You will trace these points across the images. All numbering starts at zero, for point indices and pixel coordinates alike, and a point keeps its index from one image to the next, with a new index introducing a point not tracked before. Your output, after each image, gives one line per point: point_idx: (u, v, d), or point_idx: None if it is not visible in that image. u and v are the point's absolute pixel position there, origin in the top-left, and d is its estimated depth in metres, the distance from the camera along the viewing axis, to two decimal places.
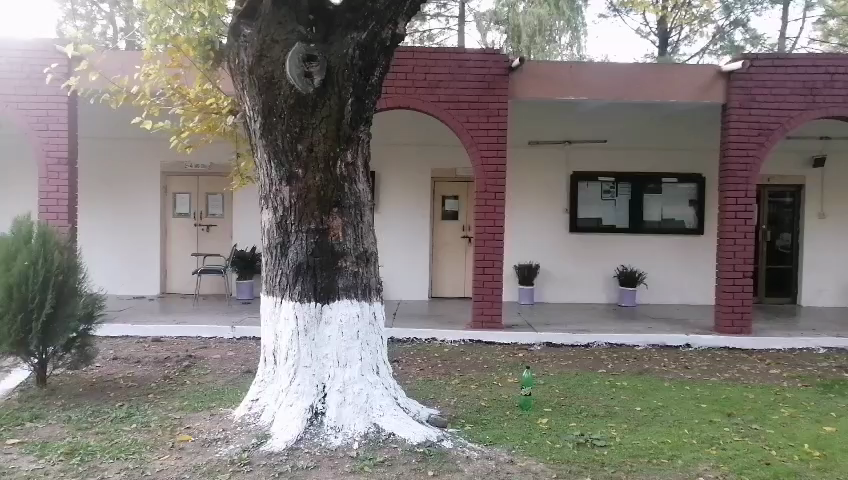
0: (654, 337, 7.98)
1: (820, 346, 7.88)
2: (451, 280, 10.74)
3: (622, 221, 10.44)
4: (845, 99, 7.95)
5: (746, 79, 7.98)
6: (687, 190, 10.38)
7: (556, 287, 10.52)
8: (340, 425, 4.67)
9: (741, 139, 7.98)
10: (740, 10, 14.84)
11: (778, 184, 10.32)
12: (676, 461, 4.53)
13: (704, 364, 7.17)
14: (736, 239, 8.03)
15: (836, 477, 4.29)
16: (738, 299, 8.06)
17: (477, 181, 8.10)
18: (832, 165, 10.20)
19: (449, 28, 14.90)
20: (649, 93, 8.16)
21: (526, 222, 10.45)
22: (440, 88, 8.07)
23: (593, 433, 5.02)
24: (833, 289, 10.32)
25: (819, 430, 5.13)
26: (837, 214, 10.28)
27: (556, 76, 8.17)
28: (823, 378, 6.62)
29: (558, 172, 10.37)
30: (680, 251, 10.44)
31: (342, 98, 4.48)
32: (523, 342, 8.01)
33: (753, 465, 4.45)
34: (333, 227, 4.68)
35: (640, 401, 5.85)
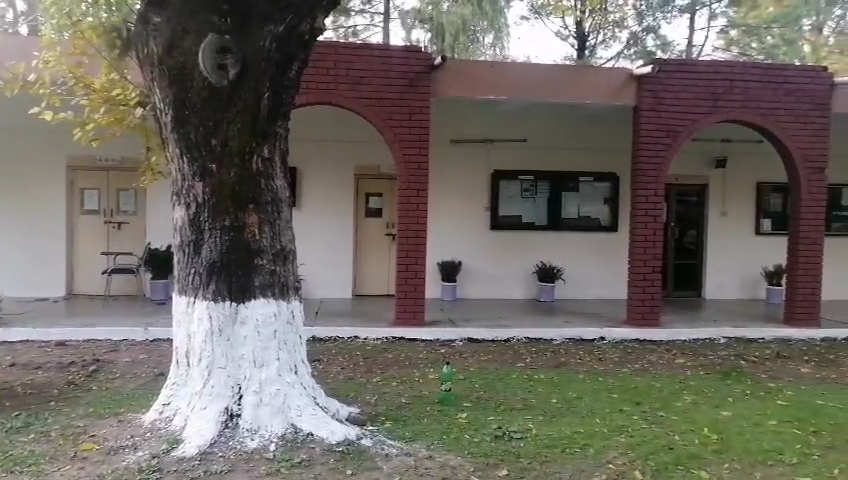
0: (570, 331, 8.25)
1: (721, 335, 8.39)
2: (375, 277, 10.71)
3: (541, 219, 10.72)
4: (744, 104, 8.47)
5: (655, 83, 8.36)
6: (602, 190, 10.78)
7: (478, 283, 10.69)
8: (257, 427, 4.57)
9: (651, 141, 8.36)
10: (652, 16, 15.66)
11: (685, 184, 10.89)
12: (587, 450, 4.70)
13: (616, 356, 7.48)
14: (646, 235, 8.41)
15: (731, 459, 4.57)
16: (648, 293, 8.45)
17: (400, 178, 8.10)
18: (732, 166, 10.87)
19: (373, 24, 14.82)
20: (566, 95, 8.39)
21: (449, 220, 10.56)
22: (362, 84, 8.02)
23: (510, 426, 5.13)
24: (733, 282, 11.00)
25: (717, 415, 5.46)
26: (737, 211, 10.95)
27: (477, 76, 8.28)
28: (723, 366, 7.05)
29: (481, 170, 10.53)
30: (595, 247, 10.84)
31: (258, 92, 4.37)
32: (445, 338, 8.09)
33: (658, 450, 4.69)
34: (248, 224, 4.56)
35: (555, 393, 6.03)
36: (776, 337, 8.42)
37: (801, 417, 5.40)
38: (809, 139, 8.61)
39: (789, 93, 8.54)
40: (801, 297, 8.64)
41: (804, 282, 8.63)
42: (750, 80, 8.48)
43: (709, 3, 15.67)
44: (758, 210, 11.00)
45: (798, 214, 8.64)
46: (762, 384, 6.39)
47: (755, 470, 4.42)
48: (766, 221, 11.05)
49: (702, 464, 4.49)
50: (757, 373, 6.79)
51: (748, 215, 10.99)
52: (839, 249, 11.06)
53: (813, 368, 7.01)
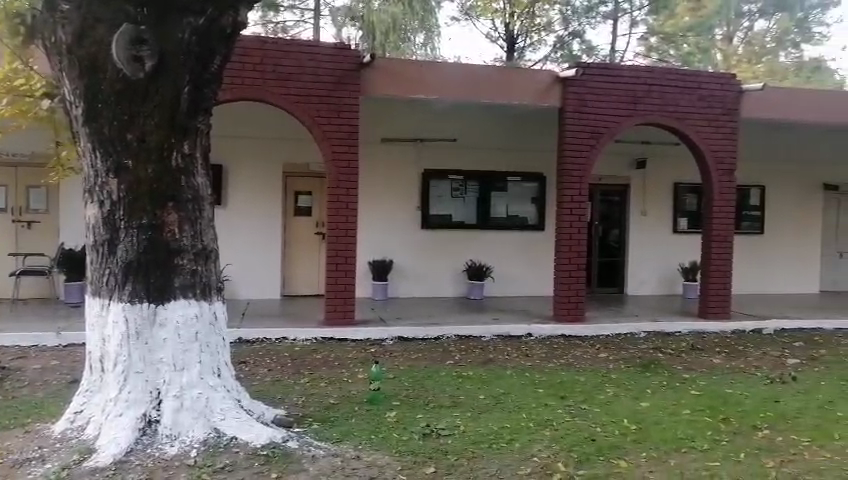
0: (499, 328, 8.39)
1: (641, 330, 8.74)
2: (304, 277, 10.55)
3: (471, 218, 10.86)
4: (661, 107, 8.86)
5: (579, 86, 8.61)
6: (530, 189, 11.02)
7: (409, 282, 10.71)
8: (177, 433, 4.41)
9: (575, 142, 8.61)
10: (577, 21, 16.25)
11: (608, 184, 11.29)
12: (513, 444, 4.79)
13: (542, 352, 7.66)
14: (571, 233, 8.65)
15: (649, 448, 4.77)
16: (573, 290, 8.69)
17: (329, 176, 8.02)
18: (651, 167, 11.35)
19: (303, 21, 14.58)
20: (494, 95, 8.51)
21: (379, 219, 10.54)
22: (290, 80, 7.87)
23: (438, 423, 5.17)
24: (653, 279, 11.47)
25: (636, 406, 5.68)
26: (656, 210, 11.44)
27: (406, 74, 8.28)
28: (642, 359, 7.34)
29: (411, 169, 10.56)
30: (523, 246, 11.07)
31: (177, 86, 4.22)
32: (375, 337, 8.06)
33: (581, 442, 4.83)
34: (168, 223, 4.39)
35: (483, 389, 6.12)
36: (691, 330, 8.85)
37: (712, 406, 5.69)
38: (720, 143, 9.09)
39: (701, 98, 9.00)
40: (713, 291, 9.11)
41: (716, 277, 9.10)
42: (667, 85, 8.87)
43: (630, 9, 16.23)
44: (675, 209, 11.53)
45: (711, 213, 9.10)
46: (677, 375, 6.70)
47: (670, 457, 4.62)
48: (682, 220, 11.59)
49: (622, 453, 4.66)
50: (673, 365, 7.11)
51: (666, 214, 11.49)
52: (748, 247, 11.75)
53: (724, 359, 7.40)
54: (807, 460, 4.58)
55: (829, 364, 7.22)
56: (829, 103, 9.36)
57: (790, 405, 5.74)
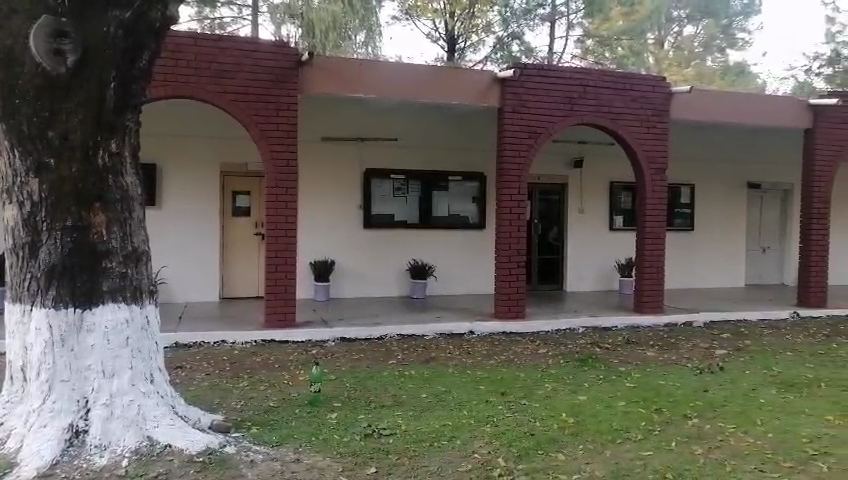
0: (441, 326, 8.44)
1: (579, 325, 8.96)
2: (243, 278, 10.33)
3: (413, 217, 10.87)
4: (596, 108, 9.10)
5: (517, 86, 8.74)
6: (471, 189, 11.12)
7: (351, 282, 10.64)
8: (107, 443, 4.23)
9: (514, 141, 8.74)
10: (516, 23, 16.46)
11: (547, 183, 11.52)
12: (454, 441, 4.82)
13: (484, 349, 7.75)
14: (511, 232, 8.78)
15: (585, 440, 4.88)
16: (513, 288, 8.82)
17: (268, 176, 7.87)
18: (587, 166, 11.63)
19: (241, 17, 14.27)
20: (434, 95, 8.55)
21: (320, 219, 10.43)
22: (225, 78, 7.68)
23: (380, 423, 5.15)
24: (590, 275, 11.78)
25: (574, 400, 5.81)
26: (593, 209, 11.74)
27: (346, 73, 8.21)
28: (580, 354, 7.52)
29: (352, 169, 10.49)
30: (465, 244, 11.17)
31: (103, 81, 4.05)
32: (316, 338, 7.96)
33: (520, 437, 4.91)
34: (95, 224, 4.21)
35: (426, 387, 6.14)
36: (627, 324, 9.13)
37: (646, 397, 5.88)
38: (652, 143, 9.41)
39: (634, 99, 9.29)
40: (647, 287, 9.42)
41: (650, 273, 9.41)
42: (601, 87, 9.12)
43: (566, 12, 16.54)
44: (611, 208, 11.86)
45: (644, 211, 9.40)
46: (613, 369, 6.90)
47: (605, 448, 4.74)
48: (618, 218, 11.94)
49: (560, 447, 4.75)
50: (610, 359, 7.32)
51: (603, 212, 11.81)
52: (679, 244, 12.21)
53: (657, 352, 7.66)
54: (732, 446, 4.79)
55: (753, 353, 7.58)
56: (752, 105, 9.82)
57: (717, 394, 5.99)
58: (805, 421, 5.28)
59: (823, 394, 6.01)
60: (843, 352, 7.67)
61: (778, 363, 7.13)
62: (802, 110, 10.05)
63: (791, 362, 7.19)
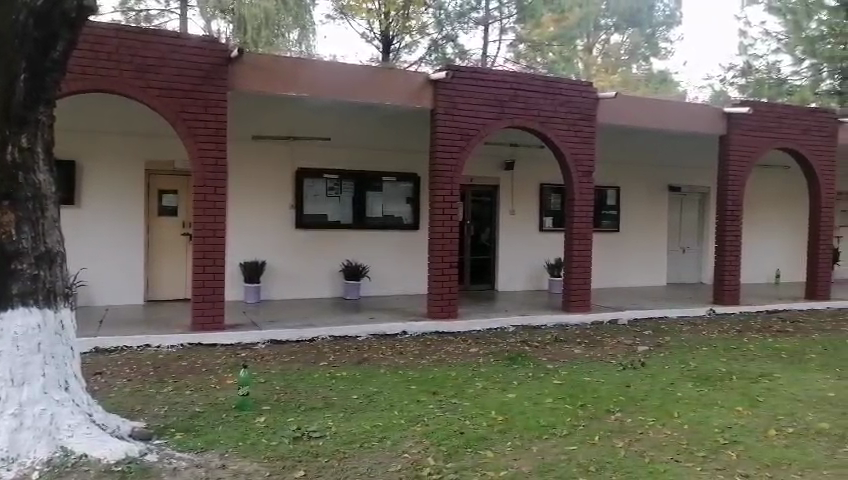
0: (374, 327, 8.42)
1: (509, 324, 9.13)
2: (170, 280, 9.99)
3: (346, 217, 10.80)
4: (526, 111, 9.30)
5: (449, 88, 8.82)
6: (405, 189, 11.16)
7: (283, 283, 10.47)
8: (15, 456, 3.98)
9: (446, 143, 8.82)
10: (451, 26, 16.74)
11: (479, 184, 11.69)
12: (384, 442, 4.82)
13: (416, 349, 7.78)
14: (444, 233, 8.85)
15: (513, 437, 4.98)
16: (446, 288, 8.91)
17: (195, 175, 7.64)
18: (518, 168, 11.89)
19: (168, 11, 13.80)
20: (367, 95, 8.52)
21: (251, 219, 10.22)
22: (150, 73, 7.41)
23: (310, 426, 5.09)
24: (521, 275, 12.03)
25: (503, 398, 5.92)
26: (523, 210, 12.00)
27: (277, 70, 8.06)
28: (510, 352, 7.67)
29: (284, 168, 10.34)
30: (398, 245, 11.20)
31: (10, 72, 3.88)
32: (246, 340, 7.79)
33: (450, 435, 4.97)
34: (2, 223, 4.00)
35: (357, 389, 6.11)
36: (556, 323, 9.37)
37: (572, 394, 6.06)
38: (579, 146, 9.70)
39: (563, 104, 9.56)
40: (575, 286, 9.71)
41: (578, 273, 9.70)
42: (532, 91, 9.34)
43: (500, 17, 16.94)
44: (541, 209, 12.16)
45: (572, 213, 9.68)
46: (541, 366, 7.07)
47: (532, 444, 4.86)
48: (547, 219, 12.25)
49: (489, 444, 4.82)
50: (539, 357, 7.50)
51: (533, 213, 12.08)
52: (606, 244, 12.65)
53: (583, 349, 7.91)
54: (651, 438, 5.01)
55: (673, 349, 7.94)
56: (673, 112, 10.29)
57: (638, 389, 6.23)
58: (717, 412, 5.58)
59: (734, 386, 6.36)
60: (753, 346, 8.15)
61: (695, 358, 7.50)
62: (717, 118, 10.62)
63: (706, 357, 7.58)
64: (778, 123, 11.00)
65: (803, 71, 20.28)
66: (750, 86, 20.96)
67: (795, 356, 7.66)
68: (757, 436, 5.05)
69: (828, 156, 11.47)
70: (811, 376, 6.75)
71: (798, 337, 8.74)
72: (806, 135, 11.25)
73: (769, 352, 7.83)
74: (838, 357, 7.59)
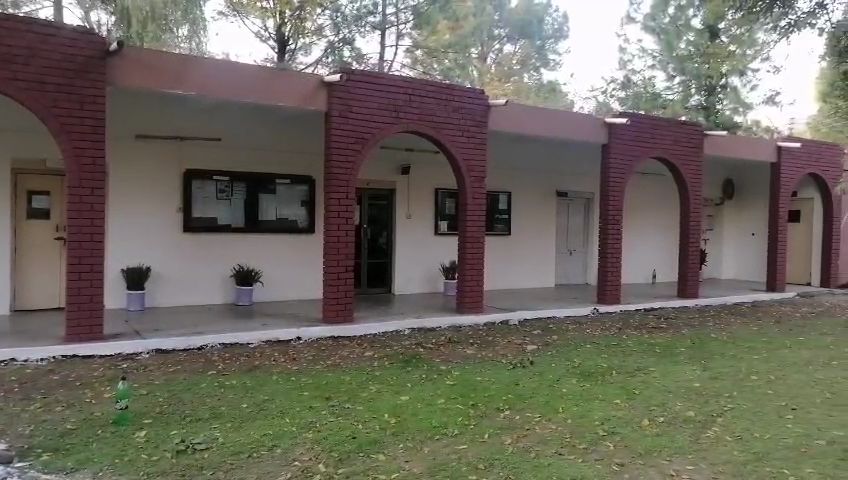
0: (267, 333, 8.21)
1: (405, 327, 9.20)
2: (42, 288, 9.26)
3: (238, 220, 10.46)
4: (420, 116, 9.43)
5: (344, 91, 8.77)
6: (300, 192, 10.97)
7: (170, 290, 9.99)
8: None
9: (341, 146, 8.76)
10: (348, 30, 16.55)
11: (375, 188, 11.70)
12: (275, 451, 4.70)
13: (310, 354, 7.67)
14: (339, 237, 8.78)
15: (406, 439, 5.02)
16: (342, 292, 8.85)
17: (69, 175, 7.13)
18: (414, 172, 12.01)
19: None
20: (260, 96, 8.30)
21: (134, 223, 9.68)
22: (17, 64, 6.83)
23: (195, 438, 4.88)
24: (417, 277, 12.17)
25: (397, 400, 5.96)
26: (419, 214, 12.14)
27: (162, 66, 7.64)
28: (405, 355, 7.73)
29: (170, 170, 9.88)
30: (292, 249, 10.99)
31: None
32: (127, 351, 7.35)
33: (343, 440, 4.92)
34: None
35: (247, 397, 5.92)
36: (450, 324, 9.55)
37: (464, 393, 6.20)
38: (472, 152, 9.95)
39: (456, 110, 9.78)
40: (468, 288, 9.96)
41: (471, 275, 9.95)
42: (425, 96, 9.49)
43: (396, 22, 16.92)
44: (436, 213, 12.35)
45: (466, 217, 9.92)
46: (435, 368, 7.18)
47: (424, 445, 4.92)
48: (443, 223, 12.47)
49: (382, 447, 4.83)
50: (433, 359, 7.60)
51: (428, 216, 12.26)
52: (498, 247, 13.05)
53: (476, 349, 8.11)
54: (538, 433, 5.21)
55: (559, 347, 8.31)
56: (559, 121, 10.79)
57: (527, 387, 6.46)
58: (597, 405, 5.91)
59: (614, 380, 6.75)
60: (631, 342, 8.69)
61: (580, 355, 7.90)
62: (600, 127, 11.26)
63: (590, 354, 7.98)
64: (652, 133, 11.82)
65: (675, 87, 21.92)
66: (630, 99, 22.48)
67: (668, 350, 8.26)
68: (634, 426, 5.39)
69: (695, 165, 12.46)
70: (681, 368, 7.30)
71: (670, 333, 9.42)
72: (677, 145, 12.18)
73: (645, 348, 8.39)
74: (704, 350, 8.27)
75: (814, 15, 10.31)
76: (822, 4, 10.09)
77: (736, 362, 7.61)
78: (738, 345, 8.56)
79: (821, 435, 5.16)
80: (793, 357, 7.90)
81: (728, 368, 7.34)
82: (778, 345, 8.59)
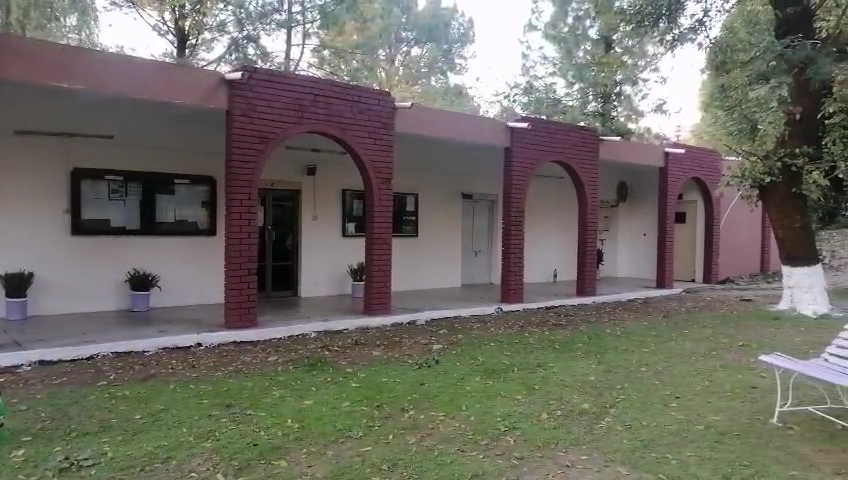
0: (163, 341, 7.86)
1: (311, 330, 9.07)
2: None
3: (132, 222, 9.95)
4: (325, 117, 9.33)
5: (247, 89, 8.54)
6: (200, 193, 10.58)
7: (57, 296, 9.34)
8: None
9: (243, 146, 8.52)
10: (252, 26, 16.09)
11: (280, 189, 11.46)
12: (169, 463, 4.51)
13: (210, 361, 7.41)
14: (241, 238, 8.52)
15: (308, 443, 4.95)
16: (244, 295, 8.61)
17: None
18: (320, 173, 11.88)
19: None
20: (155, 92, 7.89)
21: (14, 225, 8.97)
22: None
23: (80, 453, 4.59)
24: (324, 279, 12.04)
25: (300, 405, 5.85)
26: (325, 215, 12.02)
27: (45, 57, 7.12)
28: (310, 358, 7.62)
29: (55, 168, 9.23)
30: (192, 251, 10.58)
31: None
32: (6, 363, 6.78)
33: (244, 448, 4.79)
34: None
35: (141, 408, 5.63)
36: (357, 326, 9.51)
37: (369, 395, 6.19)
38: (379, 153, 9.97)
39: (362, 111, 9.76)
40: (375, 289, 9.96)
41: (378, 276, 9.96)
42: (330, 97, 9.39)
43: (303, 21, 16.36)
44: (343, 215, 12.28)
45: (372, 218, 9.91)
46: (340, 370, 7.12)
47: (327, 449, 4.87)
48: (350, 225, 12.42)
49: (283, 453, 4.74)
50: (338, 361, 7.54)
51: (335, 217, 12.16)
52: (406, 248, 13.13)
53: (382, 351, 8.12)
54: (441, 432, 5.29)
55: (464, 346, 8.45)
56: (465, 123, 10.99)
57: (432, 386, 6.54)
58: (498, 402, 6.07)
59: (515, 377, 6.96)
60: (532, 339, 9.00)
61: (483, 353, 8.08)
62: (503, 130, 11.58)
63: (492, 352, 8.18)
64: (552, 137, 12.30)
65: (573, 93, 22.89)
66: (531, 103, 23.32)
67: (566, 346, 8.63)
68: (532, 421, 5.57)
69: (591, 169, 13.08)
70: (578, 363, 7.63)
71: (568, 329, 9.82)
72: (576, 149, 12.75)
73: (545, 344, 8.72)
74: (599, 345, 8.69)
75: (695, 31, 11.11)
76: (702, 21, 10.94)
77: (629, 355, 8.06)
78: (629, 339, 9.06)
79: (700, 420, 5.56)
80: (679, 348, 8.45)
81: (622, 361, 7.75)
82: (666, 338, 9.18)
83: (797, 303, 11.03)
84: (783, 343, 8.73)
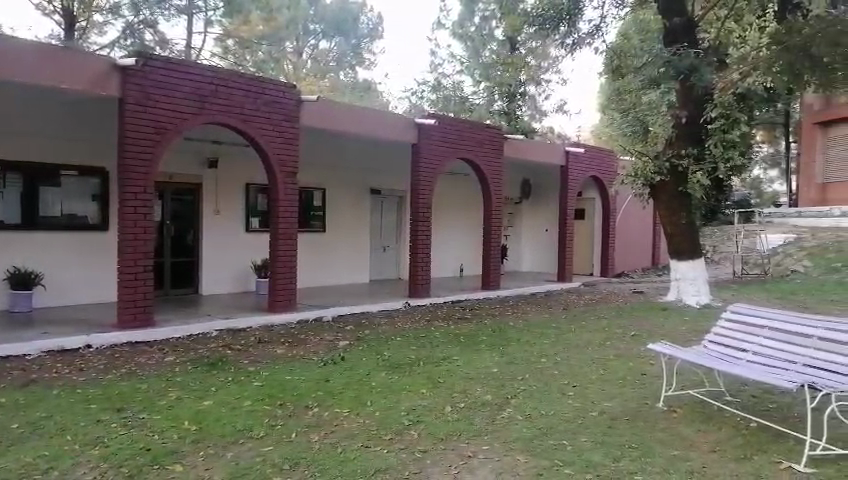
0: (48, 343, 7.33)
1: (212, 329, 8.77)
2: None
3: (12, 216, 9.21)
4: (226, 108, 9.01)
5: (140, 76, 8.09)
6: (90, 186, 9.97)
7: None
8: None
9: (137, 136, 8.07)
10: (148, 11, 14.93)
11: (179, 183, 10.97)
12: (51, 474, 4.21)
13: (101, 363, 6.99)
14: (136, 234, 8.07)
15: (204, 446, 4.77)
16: (139, 293, 8.18)
17: None
18: (222, 166, 11.47)
19: None
20: (39, 76, 7.23)
21: None
22: None
23: None
24: (226, 276, 11.66)
25: (198, 406, 5.62)
26: (228, 209, 11.63)
27: None
28: (210, 358, 7.34)
29: None
30: (82, 247, 9.95)
31: None
32: None
33: (135, 454, 4.54)
34: None
35: (20, 416, 5.22)
36: (261, 324, 9.27)
37: (271, 394, 6.05)
38: (284, 147, 9.74)
39: (267, 103, 9.50)
40: (280, 286, 9.74)
41: (282, 272, 9.73)
42: (232, 87, 9.08)
43: (204, 8, 15.52)
44: (246, 210, 11.94)
45: (277, 213, 9.67)
46: (243, 369, 6.92)
47: (226, 451, 4.71)
48: (254, 220, 12.10)
49: (178, 458, 4.54)
50: (240, 360, 7.31)
51: (238, 212, 11.80)
52: (312, 244, 12.92)
53: (286, 348, 7.94)
54: (345, 428, 5.25)
55: (369, 342, 8.42)
56: (373, 118, 10.92)
57: (336, 383, 6.48)
58: (403, 397, 6.10)
59: (420, 371, 7.03)
60: (437, 333, 9.12)
61: (389, 348, 8.09)
62: (410, 127, 11.64)
63: (398, 347, 8.20)
64: (459, 135, 12.50)
65: (480, 92, 23.17)
66: (439, 100, 23.73)
67: (470, 339, 8.80)
68: (435, 414, 5.63)
69: (497, 166, 13.40)
70: (481, 356, 7.80)
71: (474, 323, 10.03)
72: (482, 146, 13.01)
73: (450, 338, 8.86)
74: (502, 337, 8.91)
75: (592, 35, 11.62)
76: (598, 27, 11.47)
77: (529, 347, 8.33)
78: (531, 332, 9.37)
79: (594, 407, 5.82)
80: (575, 339, 8.82)
81: (522, 353, 8.00)
82: (564, 330, 9.56)
83: (682, 295, 11.79)
84: (669, 332, 9.32)
